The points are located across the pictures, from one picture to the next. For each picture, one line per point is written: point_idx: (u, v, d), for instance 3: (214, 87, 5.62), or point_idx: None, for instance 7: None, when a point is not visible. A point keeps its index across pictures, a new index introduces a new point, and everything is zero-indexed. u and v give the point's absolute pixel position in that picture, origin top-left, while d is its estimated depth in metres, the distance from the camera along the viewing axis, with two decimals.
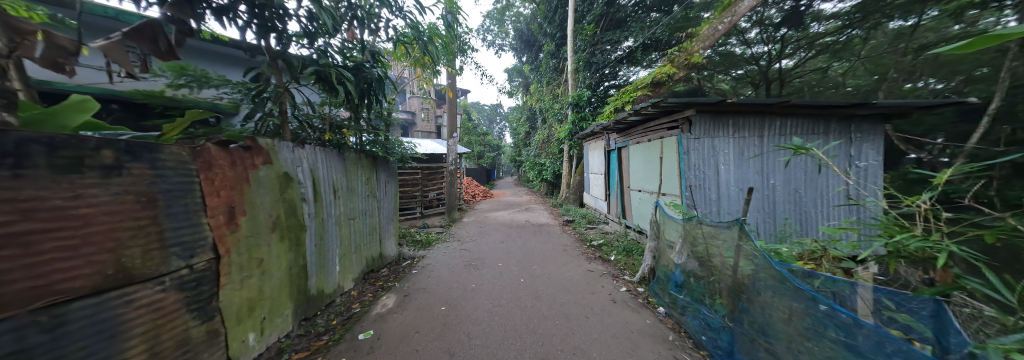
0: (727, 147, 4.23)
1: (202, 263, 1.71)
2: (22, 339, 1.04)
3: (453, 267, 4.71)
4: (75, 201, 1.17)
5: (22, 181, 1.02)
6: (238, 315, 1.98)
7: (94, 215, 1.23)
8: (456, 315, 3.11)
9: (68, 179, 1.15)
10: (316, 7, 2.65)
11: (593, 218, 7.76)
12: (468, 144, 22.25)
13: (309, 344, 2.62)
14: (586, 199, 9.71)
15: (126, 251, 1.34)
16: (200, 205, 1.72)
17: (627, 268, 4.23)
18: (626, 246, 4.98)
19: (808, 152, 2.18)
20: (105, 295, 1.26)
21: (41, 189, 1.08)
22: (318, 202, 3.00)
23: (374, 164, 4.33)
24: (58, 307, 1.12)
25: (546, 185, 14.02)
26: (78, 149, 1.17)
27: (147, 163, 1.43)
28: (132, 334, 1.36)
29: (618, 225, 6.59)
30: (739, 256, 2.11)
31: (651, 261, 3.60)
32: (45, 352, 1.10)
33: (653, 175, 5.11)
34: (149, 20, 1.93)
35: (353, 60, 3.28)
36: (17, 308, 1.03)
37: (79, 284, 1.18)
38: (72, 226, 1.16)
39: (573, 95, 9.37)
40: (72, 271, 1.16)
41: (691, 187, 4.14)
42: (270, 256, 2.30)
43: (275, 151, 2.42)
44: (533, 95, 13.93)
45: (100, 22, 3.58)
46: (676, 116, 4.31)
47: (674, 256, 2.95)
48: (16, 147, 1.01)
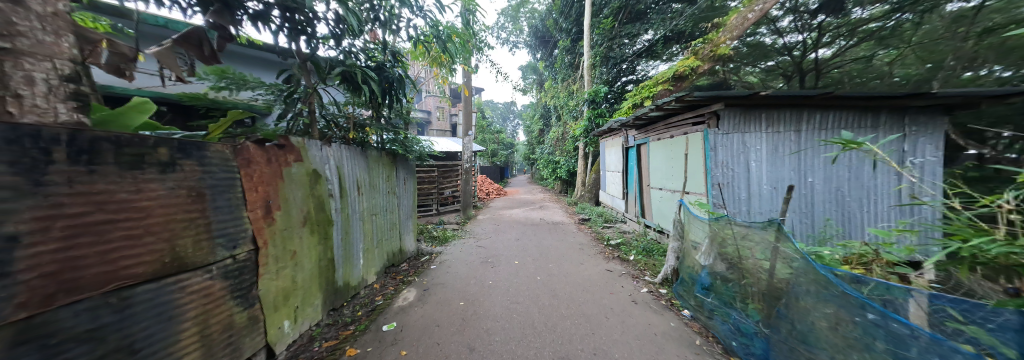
0: (759, 143, 4.01)
1: (244, 254, 1.84)
2: (96, 319, 1.15)
3: (470, 264, 4.79)
4: (137, 194, 1.27)
5: (96, 175, 1.13)
6: (275, 304, 2.11)
7: (152, 208, 1.34)
8: (474, 310, 3.17)
9: (132, 174, 1.26)
10: (342, 9, 2.77)
11: (609, 216, 7.59)
12: (481, 142, 22.58)
13: (338, 333, 2.76)
14: (602, 197, 9.50)
15: (179, 241, 1.46)
16: (241, 200, 1.85)
17: (647, 269, 4.12)
18: (646, 246, 4.84)
19: (860, 146, 1.99)
20: (163, 281, 1.38)
21: (112, 183, 1.19)
22: (344, 199, 3.12)
23: (394, 161, 4.49)
24: (127, 288, 1.24)
25: (560, 183, 13.90)
26: (139, 147, 1.27)
27: (196, 160, 1.56)
28: (185, 317, 1.48)
29: (637, 224, 6.43)
30: (775, 258, 2.02)
31: (674, 262, 3.49)
32: (114, 331, 1.21)
33: (675, 173, 4.93)
34: (193, 27, 2.07)
35: (375, 60, 3.43)
36: (92, 291, 1.13)
37: (141, 270, 1.30)
38: (136, 216, 1.27)
39: (589, 92, 9.24)
40: (136, 258, 1.28)
41: (718, 185, 3.97)
42: (302, 248, 2.43)
43: (305, 149, 2.55)
44: (548, 91, 13.76)
45: (154, 31, 3.91)
46: (701, 111, 4.14)
47: (700, 257, 2.83)
48: (90, 145, 1.11)
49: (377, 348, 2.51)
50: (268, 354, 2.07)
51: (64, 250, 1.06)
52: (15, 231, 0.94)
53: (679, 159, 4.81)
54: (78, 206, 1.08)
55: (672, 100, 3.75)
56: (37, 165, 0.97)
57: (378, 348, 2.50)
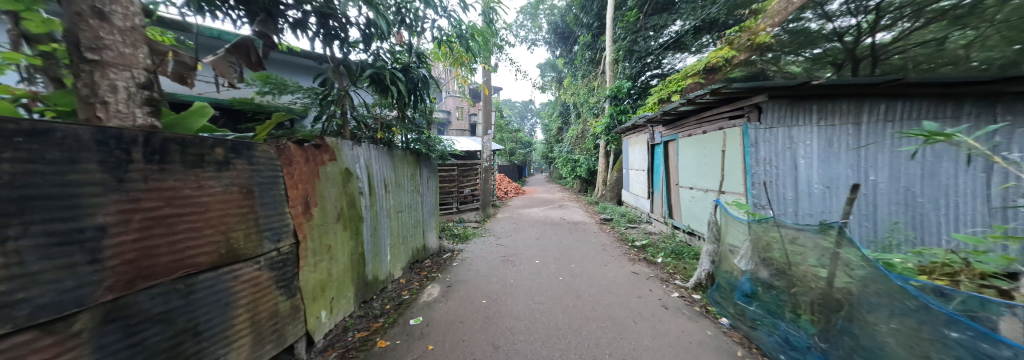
0: (809, 138, 3.71)
1: (287, 247, 1.98)
2: (167, 302, 1.28)
3: (491, 262, 4.84)
4: (198, 191, 1.40)
5: (166, 173, 1.26)
6: (314, 294, 2.24)
7: (211, 203, 1.47)
8: (497, 308, 3.20)
9: (194, 172, 1.38)
10: (372, 13, 2.88)
11: (633, 216, 7.34)
12: (500, 141, 22.71)
13: (369, 324, 2.89)
14: (625, 197, 9.22)
15: (233, 234, 1.59)
16: (284, 197, 1.99)
17: (677, 272, 3.94)
18: (674, 248, 4.63)
19: (950, 138, 1.73)
20: (220, 270, 1.51)
21: (178, 180, 1.31)
22: (373, 196, 3.26)
23: (418, 160, 4.62)
24: (191, 275, 1.37)
25: (579, 182, 13.66)
26: (200, 148, 1.40)
27: (246, 160, 1.69)
28: (239, 304, 1.61)
29: (663, 225, 6.17)
30: (835, 264, 1.85)
31: (709, 266, 3.30)
32: (182, 314, 1.34)
33: (709, 172, 4.67)
34: (242, 36, 2.25)
35: (401, 62, 3.56)
36: (163, 277, 1.26)
37: (203, 260, 1.43)
38: (197, 211, 1.40)
39: (611, 88, 8.99)
40: (198, 249, 1.41)
41: (758, 183, 3.72)
42: (336, 243, 2.57)
43: (339, 149, 2.68)
44: (567, 89, 13.53)
45: (211, 42, 4.32)
46: (740, 104, 3.89)
47: (740, 261, 2.66)
48: (161, 145, 1.23)
49: (406, 340, 2.61)
50: (308, 342, 2.22)
51: (142, 240, 1.18)
52: (105, 222, 1.06)
53: (713, 157, 4.55)
54: (152, 201, 1.21)
55: (707, 93, 3.55)
56: (121, 163, 1.09)
57: (407, 341, 2.60)
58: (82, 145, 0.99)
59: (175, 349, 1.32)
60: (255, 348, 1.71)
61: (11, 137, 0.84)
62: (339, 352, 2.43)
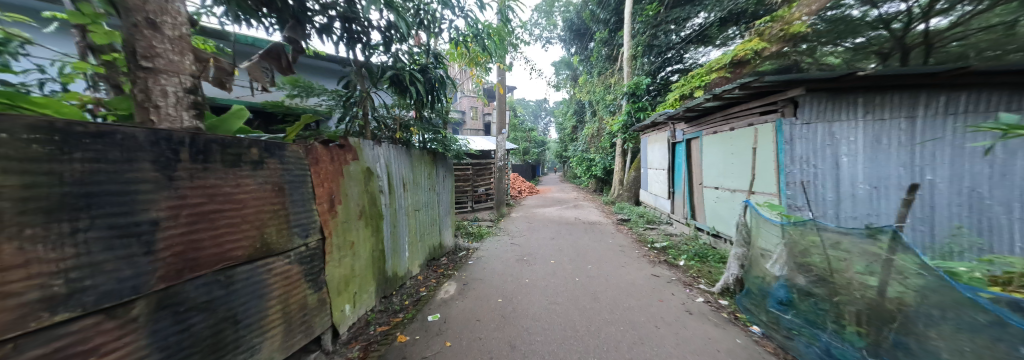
0: (852, 134, 3.50)
1: (314, 242, 2.08)
2: (210, 292, 1.37)
3: (506, 261, 4.86)
4: (236, 188, 1.49)
5: (208, 172, 1.35)
6: (339, 288, 2.34)
7: (247, 199, 1.56)
8: (513, 308, 3.21)
9: (232, 171, 1.48)
10: (393, 16, 2.96)
11: (652, 217, 7.12)
12: (513, 141, 22.72)
13: (389, 319, 2.98)
14: (643, 197, 8.97)
15: (266, 229, 1.69)
16: (312, 194, 2.08)
17: (700, 276, 3.78)
18: (698, 251, 4.46)
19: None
20: (255, 263, 1.60)
21: (218, 179, 1.40)
22: (392, 195, 3.35)
23: (435, 159, 4.70)
24: (230, 267, 1.46)
25: (595, 182, 13.45)
26: (237, 148, 1.49)
27: (277, 159, 1.78)
28: (272, 296, 1.71)
29: (684, 226, 5.97)
30: (888, 272, 1.76)
31: (736, 270, 3.13)
32: (223, 304, 1.43)
33: (736, 171, 4.47)
34: (274, 43, 2.37)
35: (419, 62, 3.63)
36: (207, 269, 1.35)
37: (240, 253, 1.52)
38: (235, 207, 1.50)
39: (629, 84, 8.77)
40: (237, 243, 1.50)
41: (793, 183, 3.54)
42: (359, 239, 2.67)
43: (361, 148, 2.77)
44: (583, 86, 13.34)
45: (246, 49, 4.60)
46: (773, 98, 3.70)
47: (772, 267, 2.54)
48: (204, 146, 1.32)
49: (425, 336, 2.66)
50: (333, 334, 2.32)
51: (188, 234, 1.27)
52: (159, 217, 1.16)
53: (740, 156, 4.36)
54: (197, 198, 1.31)
55: (736, 87, 3.40)
56: (170, 163, 1.19)
57: (425, 337, 2.65)
58: (138, 146, 1.08)
59: (217, 336, 1.41)
60: (286, 338, 1.80)
61: (79, 139, 0.93)
62: (362, 345, 2.52)
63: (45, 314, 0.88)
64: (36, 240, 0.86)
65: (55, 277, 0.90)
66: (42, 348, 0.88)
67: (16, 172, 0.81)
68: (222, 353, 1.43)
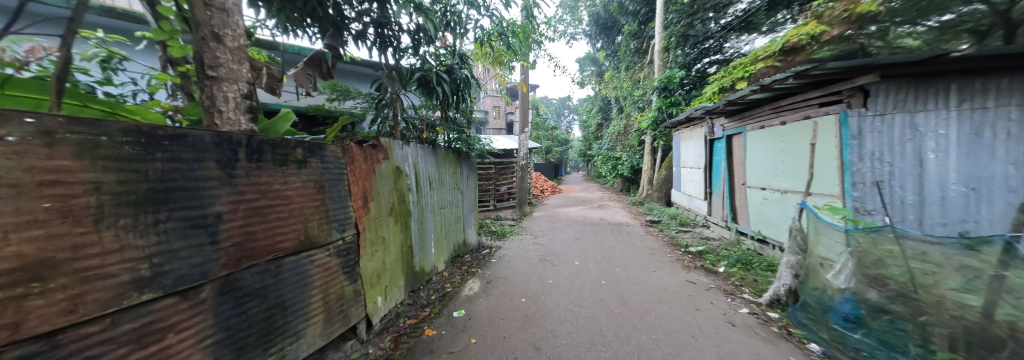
0: (943, 127, 3.00)
1: (350, 236, 2.21)
2: (263, 280, 1.51)
3: (528, 260, 4.86)
4: (285, 185, 1.64)
5: (261, 170, 1.49)
6: (372, 281, 2.47)
7: (293, 195, 1.70)
8: (536, 308, 3.22)
9: (280, 169, 1.61)
10: (422, 19, 3.06)
11: (685, 219, 6.70)
12: (536, 139, 22.59)
13: (417, 312, 3.10)
14: (675, 197, 8.51)
15: (310, 223, 1.82)
16: (348, 192, 2.21)
17: (745, 284, 3.35)
18: (739, 257, 4.05)
19: None
20: (300, 254, 1.74)
21: (269, 176, 1.54)
22: (419, 193, 3.46)
23: (460, 158, 4.79)
24: (279, 258, 1.60)
25: (620, 181, 13.06)
26: (285, 148, 1.64)
27: (319, 159, 1.92)
28: (314, 285, 1.85)
29: (723, 230, 5.58)
30: (994, 292, 1.68)
31: (790, 281, 2.70)
32: (274, 290, 1.57)
33: (786, 170, 4.13)
34: (316, 51, 2.54)
35: (445, 63, 3.72)
36: (260, 258, 1.49)
37: (288, 245, 1.67)
38: (284, 202, 1.64)
39: (661, 78, 8.35)
40: (285, 235, 1.64)
41: (859, 184, 3.24)
42: (389, 235, 2.79)
43: (391, 148, 2.89)
44: (609, 82, 12.94)
45: (292, 58, 4.99)
46: (836, 88, 3.37)
47: (835, 277, 2.25)
48: (258, 147, 1.47)
49: (450, 332, 2.74)
50: (367, 324, 2.45)
51: (246, 226, 1.42)
52: (221, 211, 1.29)
53: (792, 153, 4.04)
54: (252, 194, 1.44)
55: (789, 77, 3.16)
56: (230, 162, 1.33)
57: (450, 333, 2.73)
58: (206, 147, 1.22)
59: (269, 320, 1.55)
60: (326, 325, 1.94)
61: (159, 140, 1.07)
62: (392, 336, 2.64)
63: (134, 294, 1.01)
64: (128, 229, 0.98)
65: (142, 262, 1.03)
66: (132, 323, 1.01)
67: (110, 169, 0.93)
68: (274, 336, 1.58)
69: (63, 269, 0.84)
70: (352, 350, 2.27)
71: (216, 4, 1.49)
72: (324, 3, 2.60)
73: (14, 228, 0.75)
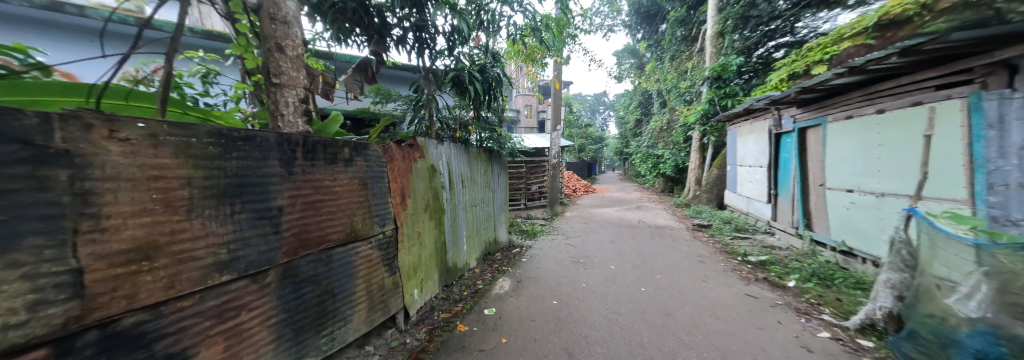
0: None
1: (390, 230, 2.32)
2: (317, 267, 1.68)
3: (561, 261, 4.69)
4: (334, 181, 1.83)
5: (314, 168, 1.69)
6: (409, 274, 2.54)
7: (340, 191, 1.87)
8: (569, 311, 3.05)
9: (333, 169, 1.83)
10: (457, 19, 3.05)
11: (743, 224, 5.86)
12: (569, 137, 22.02)
13: (450, 307, 3.11)
14: (730, 200, 7.60)
15: (355, 217, 1.98)
16: (387, 189, 2.31)
17: (826, 304, 2.81)
18: (817, 270, 3.36)
19: None
20: (347, 245, 1.90)
21: (320, 173, 1.73)
22: (452, 191, 3.46)
23: (491, 157, 4.74)
24: (329, 248, 1.77)
25: (662, 181, 12.25)
26: (333, 147, 1.82)
27: (363, 158, 2.07)
28: (359, 275, 1.99)
29: (792, 238, 4.68)
30: None
31: (891, 303, 2.22)
32: (325, 277, 1.74)
33: (883, 168, 3.38)
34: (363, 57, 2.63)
35: (479, 62, 3.69)
36: (314, 248, 1.67)
37: (337, 236, 1.84)
38: (333, 197, 1.82)
39: (714, 66, 7.54)
40: (334, 227, 1.81)
41: (998, 186, 2.40)
42: (424, 230, 2.83)
43: (427, 147, 2.92)
44: (650, 75, 12.13)
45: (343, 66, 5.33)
46: (965, 64, 2.62)
47: (965, 305, 1.74)
48: (312, 146, 1.67)
49: (482, 330, 2.67)
50: (405, 315, 2.55)
51: (302, 217, 1.61)
52: (281, 204, 1.48)
53: (885, 148, 3.37)
54: (307, 190, 1.63)
55: (891, 53, 2.60)
56: (290, 160, 1.53)
57: (482, 330, 2.67)
58: (269, 147, 1.41)
59: (320, 305, 1.71)
60: (368, 313, 2.08)
61: (234, 142, 1.26)
62: (427, 328, 2.67)
63: (216, 275, 1.19)
64: (212, 218, 1.18)
65: (221, 247, 1.21)
66: (215, 300, 1.20)
67: (198, 167, 1.13)
68: (325, 319, 1.74)
69: (165, 251, 1.02)
70: (391, 339, 2.37)
71: (280, 18, 1.88)
72: (369, 11, 2.83)
73: (129, 215, 0.93)
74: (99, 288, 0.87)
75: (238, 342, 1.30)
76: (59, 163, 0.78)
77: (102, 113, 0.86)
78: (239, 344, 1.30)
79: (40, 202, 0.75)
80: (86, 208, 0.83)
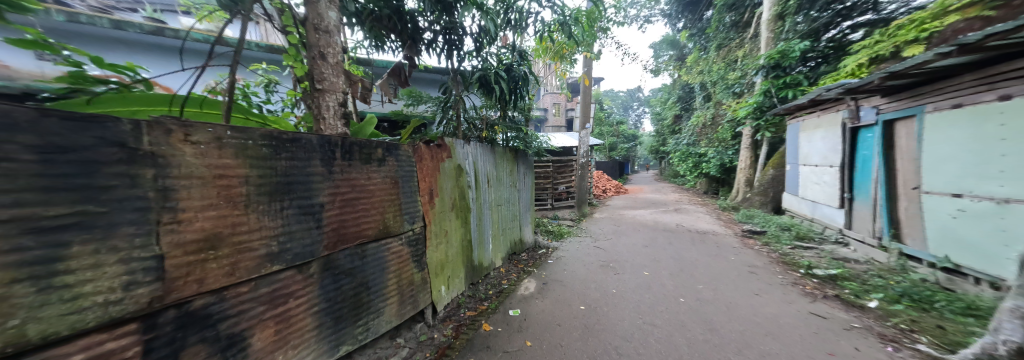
0: None
1: (419, 228, 2.35)
2: (353, 260, 1.79)
3: (588, 265, 4.44)
4: (369, 180, 1.91)
5: (350, 168, 1.77)
6: (436, 270, 2.55)
7: (375, 189, 1.95)
8: (597, 318, 2.86)
9: (369, 168, 1.91)
10: (484, 19, 2.98)
11: (805, 232, 5.09)
12: (600, 135, 21.34)
13: (477, 305, 3.04)
14: (785, 202, 6.67)
15: (387, 214, 2.04)
16: (416, 188, 2.32)
17: (920, 329, 2.37)
18: (909, 290, 2.85)
19: None
20: (381, 241, 1.99)
21: (357, 173, 1.82)
22: (478, 190, 3.39)
23: (516, 157, 4.64)
24: (364, 243, 1.87)
25: (710, 181, 11.28)
26: (368, 147, 1.90)
27: (395, 158, 2.12)
28: (391, 270, 2.08)
29: (874, 250, 3.99)
30: None
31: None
32: (360, 271, 1.84)
33: (1006, 168, 2.71)
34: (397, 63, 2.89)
35: (505, 61, 3.59)
36: (350, 243, 1.77)
37: (372, 232, 1.92)
38: (368, 195, 1.90)
39: (772, 53, 6.66)
40: (368, 224, 1.90)
41: None
42: (452, 229, 2.80)
43: (454, 147, 2.88)
44: (692, 67, 11.23)
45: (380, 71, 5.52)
46: None
47: None
48: (350, 146, 1.76)
49: (507, 331, 2.58)
50: (432, 311, 2.57)
51: (340, 214, 1.71)
52: (322, 201, 1.60)
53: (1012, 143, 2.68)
54: (345, 188, 1.74)
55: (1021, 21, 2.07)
56: (329, 160, 1.63)
57: (506, 331, 2.57)
58: (311, 148, 1.53)
59: (356, 296, 1.81)
60: (399, 307, 2.15)
61: (283, 143, 1.39)
62: (454, 325, 2.63)
63: (268, 265, 1.35)
64: (265, 213, 1.33)
65: (272, 240, 1.36)
66: (267, 287, 1.35)
67: (254, 166, 1.28)
68: (360, 310, 1.85)
69: (226, 242, 1.18)
70: (420, 333, 2.39)
71: (322, 28, 1.92)
72: (403, 17, 2.87)
73: (199, 210, 1.08)
74: (176, 272, 1.02)
75: (287, 327, 1.44)
76: (147, 163, 0.93)
77: (178, 120, 1.01)
78: (287, 329, 1.44)
79: (131, 196, 0.90)
80: (166, 202, 0.99)
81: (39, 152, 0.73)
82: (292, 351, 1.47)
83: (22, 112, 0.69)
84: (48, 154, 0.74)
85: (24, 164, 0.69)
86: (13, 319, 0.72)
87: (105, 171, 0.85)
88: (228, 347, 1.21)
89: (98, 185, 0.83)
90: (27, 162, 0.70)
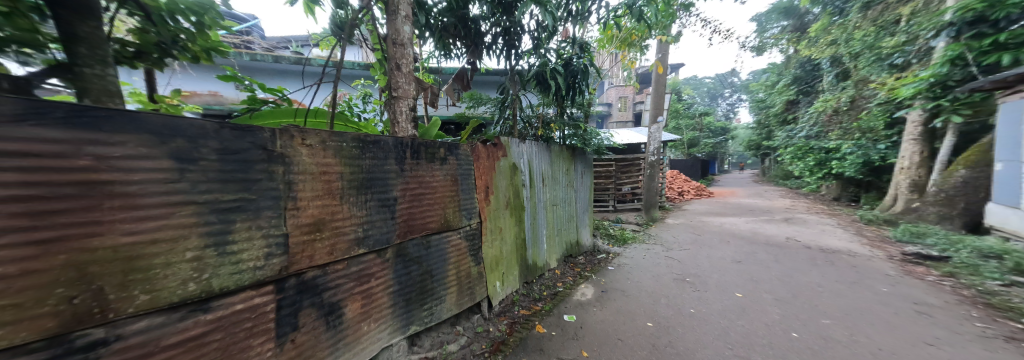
0: None
1: (475, 224, 2.20)
2: (421, 250, 1.75)
3: (659, 276, 3.84)
4: (435, 175, 1.83)
5: (418, 162, 1.70)
6: (492, 266, 2.40)
7: (441, 187, 1.87)
8: (673, 340, 2.36)
9: (436, 166, 1.84)
10: (542, 13, 2.69)
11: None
12: (674, 130, 19.13)
13: (530, 305, 2.84)
14: (994, 217, 4.69)
15: (447, 209, 1.92)
16: (473, 186, 2.18)
17: None
18: None
19: None
20: (443, 232, 1.91)
21: (426, 167, 1.77)
22: (533, 189, 3.14)
23: (573, 155, 4.23)
24: (428, 235, 1.81)
25: (845, 182, 8.88)
26: (435, 146, 1.84)
27: (455, 158, 2.00)
28: (452, 265, 1.98)
29: None
30: None
31: None
32: (429, 260, 1.80)
33: None
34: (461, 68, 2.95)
35: (562, 56, 3.21)
36: (417, 233, 1.72)
37: (435, 225, 1.84)
38: (431, 191, 1.80)
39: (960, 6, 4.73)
40: (432, 218, 1.81)
41: None
42: (506, 227, 2.62)
43: (510, 145, 2.67)
44: (817, 39, 9.02)
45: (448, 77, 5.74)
46: None
47: None
48: (420, 146, 1.71)
49: (561, 337, 2.29)
50: (488, 305, 2.41)
51: (410, 205, 1.66)
52: (396, 195, 1.57)
53: None
54: (414, 184, 1.68)
55: None
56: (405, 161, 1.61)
57: (561, 336, 2.31)
58: (389, 150, 1.52)
59: (422, 283, 1.77)
60: (459, 296, 2.05)
61: (368, 145, 1.42)
62: (508, 321, 2.48)
63: (357, 247, 1.38)
64: (355, 204, 1.37)
65: (359, 226, 1.39)
66: (358, 265, 1.40)
67: (348, 165, 1.34)
68: (427, 296, 1.82)
69: (328, 225, 1.26)
70: (476, 324, 2.28)
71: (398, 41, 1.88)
72: (468, 24, 2.79)
73: (310, 199, 1.20)
74: (297, 249, 1.15)
75: (371, 301, 1.47)
76: (280, 161, 1.08)
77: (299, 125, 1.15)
78: (370, 302, 1.47)
79: (271, 187, 1.06)
80: (291, 192, 1.12)
81: (220, 153, 0.92)
82: (374, 323, 1.50)
83: (211, 124, 0.88)
84: (225, 155, 0.93)
85: (209, 161, 0.89)
86: (205, 273, 0.91)
87: (256, 167, 1.02)
88: (331, 311, 1.29)
89: (251, 177, 1.01)
90: (212, 161, 0.90)
